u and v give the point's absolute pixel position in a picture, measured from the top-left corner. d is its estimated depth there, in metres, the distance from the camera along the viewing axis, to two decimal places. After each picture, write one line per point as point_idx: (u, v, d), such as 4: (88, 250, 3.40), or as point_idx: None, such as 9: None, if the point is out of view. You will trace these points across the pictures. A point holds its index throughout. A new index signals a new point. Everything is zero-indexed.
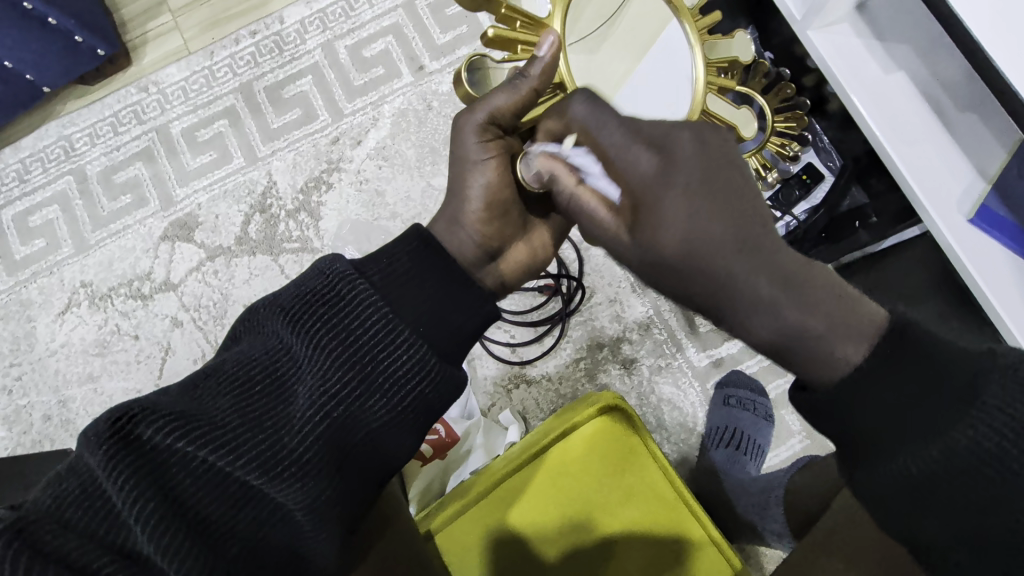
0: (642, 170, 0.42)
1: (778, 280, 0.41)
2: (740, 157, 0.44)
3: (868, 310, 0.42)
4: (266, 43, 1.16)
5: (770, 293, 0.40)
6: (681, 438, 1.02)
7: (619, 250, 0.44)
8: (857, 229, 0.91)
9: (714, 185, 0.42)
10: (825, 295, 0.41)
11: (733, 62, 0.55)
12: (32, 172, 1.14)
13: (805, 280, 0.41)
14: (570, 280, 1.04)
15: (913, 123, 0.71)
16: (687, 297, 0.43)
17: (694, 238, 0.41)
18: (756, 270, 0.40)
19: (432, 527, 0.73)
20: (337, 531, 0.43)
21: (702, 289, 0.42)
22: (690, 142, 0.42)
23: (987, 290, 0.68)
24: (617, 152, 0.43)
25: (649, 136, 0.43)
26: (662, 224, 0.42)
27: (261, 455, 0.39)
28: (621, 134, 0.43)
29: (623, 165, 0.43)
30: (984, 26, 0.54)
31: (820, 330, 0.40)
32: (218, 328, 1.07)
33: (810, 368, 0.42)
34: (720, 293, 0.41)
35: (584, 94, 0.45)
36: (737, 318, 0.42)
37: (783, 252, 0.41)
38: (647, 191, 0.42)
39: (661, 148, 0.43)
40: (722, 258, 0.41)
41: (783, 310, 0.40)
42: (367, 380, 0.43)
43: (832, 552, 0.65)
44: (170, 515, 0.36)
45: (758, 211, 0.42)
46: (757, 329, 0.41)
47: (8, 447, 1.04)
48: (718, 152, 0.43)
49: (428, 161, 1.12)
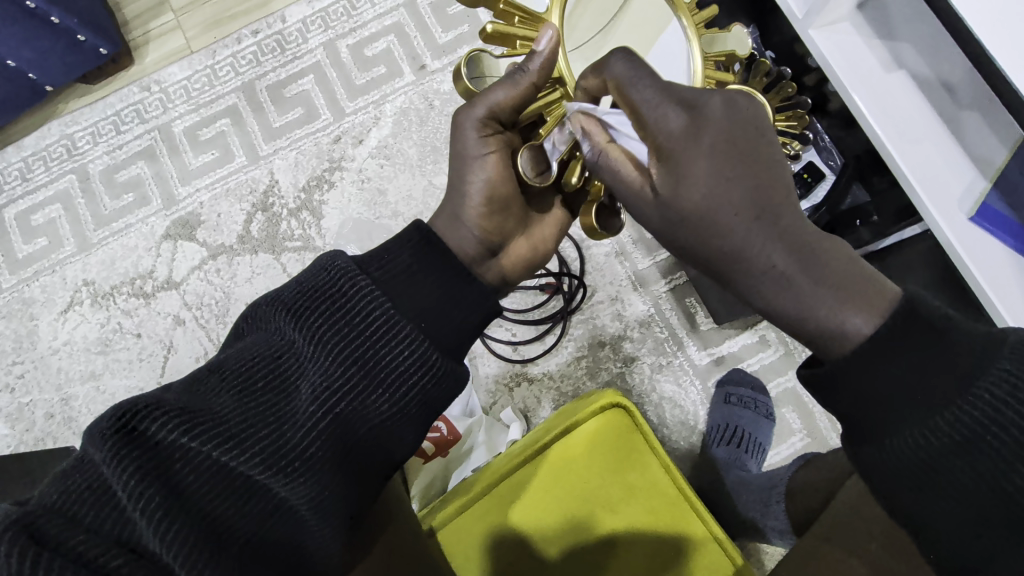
0: (672, 126, 0.42)
1: (794, 250, 0.41)
2: (769, 125, 0.44)
3: (880, 289, 0.41)
4: (269, 42, 1.16)
5: (786, 262, 0.41)
6: (683, 436, 1.02)
7: (642, 208, 0.45)
8: (857, 228, 0.91)
9: (738, 146, 0.42)
10: (838, 269, 0.41)
11: (729, 56, 0.54)
12: (35, 170, 1.14)
13: (818, 251, 0.41)
14: (572, 278, 1.05)
15: (915, 122, 0.72)
16: (698, 255, 0.44)
17: (712, 199, 0.42)
18: (771, 240, 0.41)
19: (434, 523, 0.73)
20: (341, 527, 0.44)
21: (715, 251, 0.43)
22: (720, 105, 0.42)
23: (985, 285, 0.68)
24: (647, 108, 0.42)
25: (681, 95, 0.43)
26: (683, 181, 0.42)
27: (266, 450, 0.39)
28: (654, 91, 0.42)
29: (653, 122, 0.42)
30: (979, 22, 0.55)
31: (835, 304, 0.40)
32: (220, 326, 1.07)
33: (822, 340, 0.41)
34: (734, 257, 0.42)
35: (621, 54, 0.44)
36: (744, 280, 0.42)
37: (801, 224, 0.42)
38: (674, 144, 0.42)
39: (692, 105, 0.42)
40: (738, 224, 0.41)
41: (798, 282, 0.41)
42: (370, 374, 0.43)
43: (835, 546, 0.65)
44: (176, 511, 0.36)
45: (777, 175, 0.42)
46: (770, 295, 0.42)
47: (11, 445, 1.05)
48: (746, 118, 0.43)
49: (430, 159, 1.12)
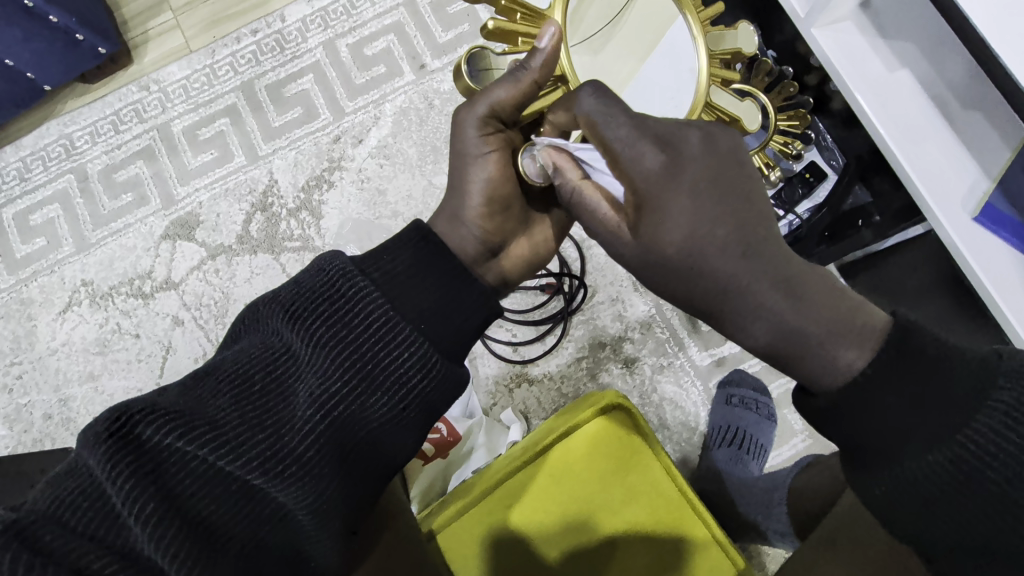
0: (648, 166, 0.42)
1: (782, 285, 0.40)
2: (744, 158, 0.44)
3: (866, 314, 0.41)
4: (268, 41, 1.16)
5: (772, 296, 0.40)
6: (683, 438, 1.02)
7: (621, 249, 0.45)
8: (859, 228, 0.90)
9: (716, 186, 0.42)
10: (825, 299, 0.41)
11: (736, 54, 0.54)
12: (34, 170, 1.13)
13: (806, 283, 0.41)
14: (572, 279, 1.04)
15: (919, 122, 0.71)
16: (688, 300, 0.43)
17: (695, 239, 0.41)
18: (757, 275, 0.40)
19: (433, 527, 0.73)
20: (340, 531, 0.43)
21: (702, 292, 0.42)
22: (697, 142, 0.43)
23: (988, 285, 0.67)
24: (623, 147, 0.42)
25: (656, 132, 0.42)
26: (666, 221, 0.42)
27: (263, 455, 0.39)
28: (628, 131, 0.42)
29: (628, 159, 0.42)
30: (985, 22, 0.54)
31: (829, 333, 0.40)
32: (219, 326, 1.07)
33: (819, 376, 0.41)
34: (723, 300, 0.41)
35: (592, 88, 0.43)
36: (735, 320, 0.42)
37: (787, 256, 0.41)
38: (652, 185, 0.42)
39: (668, 143, 0.42)
40: (724, 261, 0.41)
41: (787, 318, 0.40)
42: (368, 378, 0.43)
43: (838, 551, 0.64)
44: (170, 515, 0.35)
45: (758, 210, 0.42)
46: (762, 337, 0.41)
47: (9, 446, 1.04)
48: (723, 154, 0.43)
49: (430, 159, 1.11)
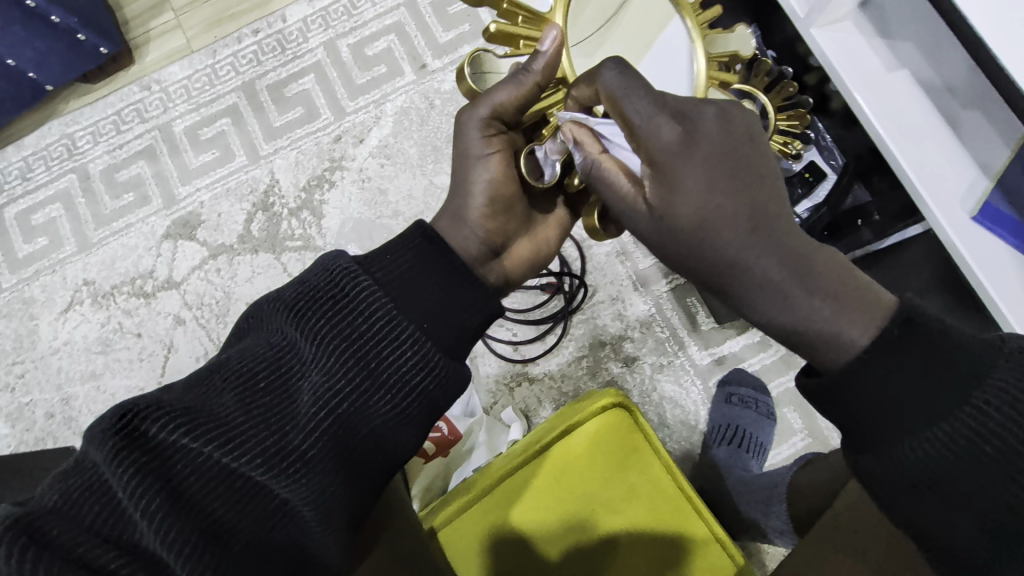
0: (665, 139, 0.41)
1: (789, 261, 0.41)
2: (761, 133, 0.44)
3: (871, 312, 0.41)
4: (269, 41, 1.16)
5: (779, 273, 0.41)
6: (683, 436, 1.03)
7: (634, 219, 0.45)
8: (859, 227, 0.91)
9: (734, 160, 0.41)
10: (831, 274, 0.41)
11: (732, 56, 0.55)
12: (35, 170, 1.14)
13: (813, 261, 0.41)
14: (573, 278, 1.05)
15: (917, 121, 0.72)
16: (693, 268, 0.44)
17: (708, 212, 0.41)
18: (766, 252, 0.41)
19: (435, 523, 0.73)
20: (342, 528, 0.43)
21: (708, 264, 0.43)
22: (714, 117, 0.42)
23: (985, 282, 0.67)
24: (641, 120, 0.42)
25: (675, 106, 0.42)
26: (680, 194, 0.42)
27: (267, 451, 0.39)
28: (648, 104, 0.41)
29: (646, 134, 0.42)
30: (983, 22, 0.54)
31: (832, 314, 0.40)
32: (221, 326, 1.07)
33: (823, 353, 0.41)
34: (728, 270, 0.42)
35: (615, 63, 0.42)
36: (741, 291, 0.42)
37: (797, 234, 0.42)
38: (670, 157, 0.42)
39: (685, 118, 0.42)
40: (732, 237, 0.41)
41: (792, 292, 0.41)
42: (373, 375, 0.43)
43: (837, 548, 0.65)
44: (177, 511, 0.36)
45: (772, 188, 0.42)
46: (762, 308, 0.42)
47: (11, 445, 1.04)
48: (740, 129, 0.43)
49: (431, 159, 1.12)
